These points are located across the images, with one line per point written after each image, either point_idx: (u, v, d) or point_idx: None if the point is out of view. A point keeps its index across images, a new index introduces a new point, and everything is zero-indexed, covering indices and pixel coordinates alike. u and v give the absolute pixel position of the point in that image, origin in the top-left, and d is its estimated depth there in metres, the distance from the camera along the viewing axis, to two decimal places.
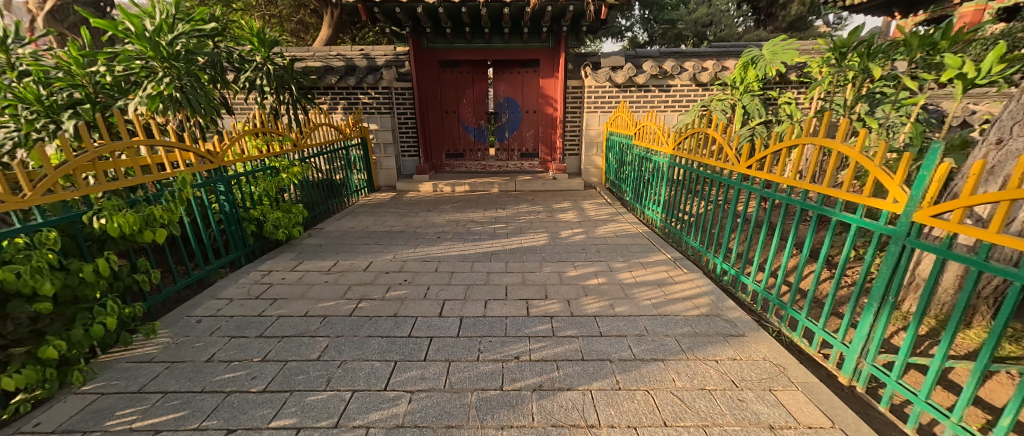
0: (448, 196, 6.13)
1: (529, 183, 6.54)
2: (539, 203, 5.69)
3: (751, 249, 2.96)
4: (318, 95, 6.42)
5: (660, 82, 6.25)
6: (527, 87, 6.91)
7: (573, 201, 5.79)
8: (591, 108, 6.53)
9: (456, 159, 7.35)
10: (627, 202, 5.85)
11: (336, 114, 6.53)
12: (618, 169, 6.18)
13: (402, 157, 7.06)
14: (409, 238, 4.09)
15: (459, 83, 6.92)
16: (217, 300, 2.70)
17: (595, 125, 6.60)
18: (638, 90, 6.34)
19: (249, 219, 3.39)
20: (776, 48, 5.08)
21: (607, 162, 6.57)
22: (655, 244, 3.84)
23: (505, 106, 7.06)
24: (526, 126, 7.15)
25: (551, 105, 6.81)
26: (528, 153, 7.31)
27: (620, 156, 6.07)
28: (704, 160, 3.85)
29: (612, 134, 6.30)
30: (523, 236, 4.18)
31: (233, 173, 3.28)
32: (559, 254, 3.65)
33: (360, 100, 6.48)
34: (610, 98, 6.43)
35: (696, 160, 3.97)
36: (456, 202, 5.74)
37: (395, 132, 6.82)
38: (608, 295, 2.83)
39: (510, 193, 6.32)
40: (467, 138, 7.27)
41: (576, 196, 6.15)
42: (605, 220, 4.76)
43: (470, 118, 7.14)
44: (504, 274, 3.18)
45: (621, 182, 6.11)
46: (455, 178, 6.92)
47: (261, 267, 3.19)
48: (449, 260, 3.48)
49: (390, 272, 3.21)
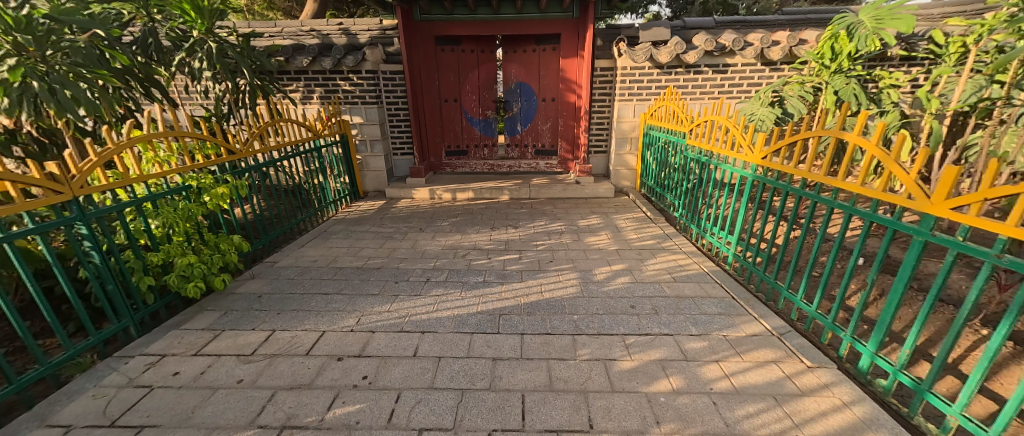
0: (447, 207, 5.01)
1: (546, 188, 5.37)
2: (561, 218, 4.52)
3: (913, 330, 1.74)
4: (287, 81, 5.22)
5: (715, 61, 4.91)
6: (545, 69, 5.61)
7: (604, 215, 4.60)
8: (624, 94, 5.21)
9: (458, 157, 6.18)
10: (671, 215, 4.63)
11: (310, 106, 5.35)
12: (657, 172, 4.98)
13: (394, 156, 5.91)
14: (386, 282, 2.97)
15: (461, 64, 5.66)
16: (44, 430, 1.63)
17: (629, 117, 5.31)
18: (686, 72, 5.00)
19: (143, 272, 2.30)
20: (884, 11, 3.75)
21: (642, 161, 5.37)
22: (738, 299, 2.64)
23: (517, 92, 5.82)
24: (543, 117, 5.89)
25: (575, 91, 5.52)
26: (545, 150, 6.07)
27: (661, 156, 4.88)
28: (818, 178, 2.56)
29: (649, 128, 5.10)
30: (544, 279, 3.03)
31: (116, 205, 2.20)
32: (598, 316, 2.50)
33: (340, 88, 5.29)
34: (649, 82, 5.10)
35: (802, 175, 2.67)
36: (455, 216, 4.60)
37: (384, 127, 5.66)
38: (694, 422, 1.67)
39: (523, 203, 5.17)
40: (471, 132, 6.08)
41: (605, 206, 4.97)
42: (651, 250, 3.56)
43: (475, 109, 5.94)
44: (519, 364, 2.05)
45: (660, 189, 4.92)
46: (457, 181, 5.77)
47: (151, 349, 2.11)
48: (436, 330, 2.36)
49: (343, 359, 2.08)
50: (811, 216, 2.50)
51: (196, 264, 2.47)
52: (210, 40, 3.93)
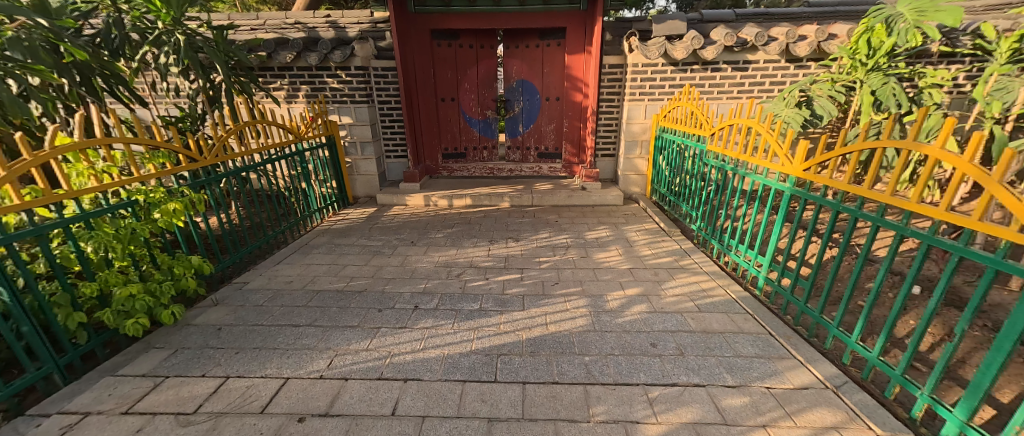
0: (443, 215, 4.63)
1: (550, 195, 4.98)
2: (567, 229, 4.14)
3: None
4: (270, 79, 4.81)
5: (734, 57, 4.51)
6: (549, 66, 5.20)
7: (613, 226, 4.21)
8: (633, 93, 4.80)
9: (456, 160, 5.79)
10: (687, 226, 4.23)
11: (295, 106, 4.94)
12: (672, 179, 4.56)
13: (386, 159, 5.52)
14: (368, 310, 2.59)
15: (457, 59, 5.27)
16: None
17: (640, 118, 4.90)
18: (702, 69, 4.60)
19: (70, 308, 1.92)
20: (925, 2, 3.33)
21: (654, 166, 4.95)
22: (777, 336, 2.25)
23: (519, 91, 5.42)
24: (546, 118, 5.49)
25: (581, 90, 5.12)
26: (549, 153, 5.67)
27: (676, 160, 4.46)
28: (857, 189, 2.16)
29: (662, 130, 4.70)
30: (549, 307, 2.64)
31: (31, 230, 1.80)
32: (613, 359, 2.11)
33: (327, 86, 4.88)
34: (662, 80, 4.70)
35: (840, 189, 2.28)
36: (451, 227, 4.22)
37: (376, 128, 5.28)
38: None
39: (525, 211, 4.79)
40: (469, 133, 5.68)
41: (614, 216, 4.58)
42: (668, 270, 3.17)
43: (473, 108, 5.54)
44: (521, 427, 1.67)
45: (675, 197, 4.50)
46: (455, 186, 5.39)
47: (73, 405, 1.74)
48: (423, 376, 1.98)
49: (305, 419, 1.70)
50: (851, 234, 2.12)
51: (138, 296, 2.08)
52: (178, 32, 3.52)
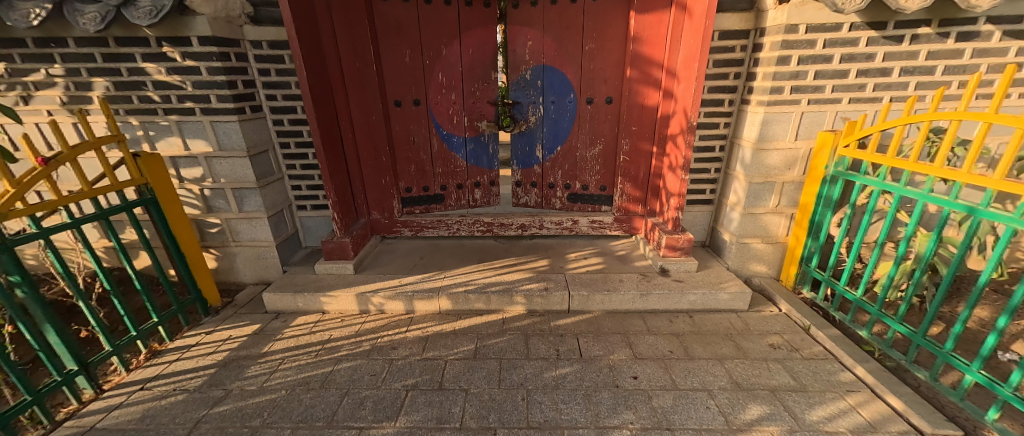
0: (388, 355, 2.19)
1: (605, 292, 2.53)
2: (676, 424, 1.70)
3: None
4: (24, 65, 2.31)
5: (1017, 7, 2.07)
6: (597, 39, 2.73)
7: (779, 409, 1.76)
8: (778, 90, 2.34)
9: (426, 208, 3.31)
10: (955, 408, 1.77)
11: (87, 119, 2.44)
12: (893, 277, 2.02)
13: (297, 210, 3.05)
14: None
15: (422, 27, 2.76)
16: None
17: (787, 138, 2.44)
18: (935, 36, 2.17)
19: None
20: None
21: (814, 234, 2.48)
22: None
23: (536, 84, 2.93)
24: (587, 136, 3.02)
25: (660, 84, 2.71)
26: (593, 194, 3.20)
27: (903, 236, 1.97)
28: None
29: (845, 164, 2.24)
30: None
31: None
32: None
33: (146, 79, 2.36)
34: (845, 61, 2.25)
35: None
36: (397, 418, 1.76)
37: (271, 158, 2.80)
38: None
39: (560, 334, 2.36)
40: (449, 161, 3.20)
41: (753, 352, 2.14)
42: None
43: (453, 118, 3.06)
44: None
45: (931, 323, 1.86)
46: (422, 266, 2.90)
47: None
48: None
49: None
50: None
51: None
52: None
